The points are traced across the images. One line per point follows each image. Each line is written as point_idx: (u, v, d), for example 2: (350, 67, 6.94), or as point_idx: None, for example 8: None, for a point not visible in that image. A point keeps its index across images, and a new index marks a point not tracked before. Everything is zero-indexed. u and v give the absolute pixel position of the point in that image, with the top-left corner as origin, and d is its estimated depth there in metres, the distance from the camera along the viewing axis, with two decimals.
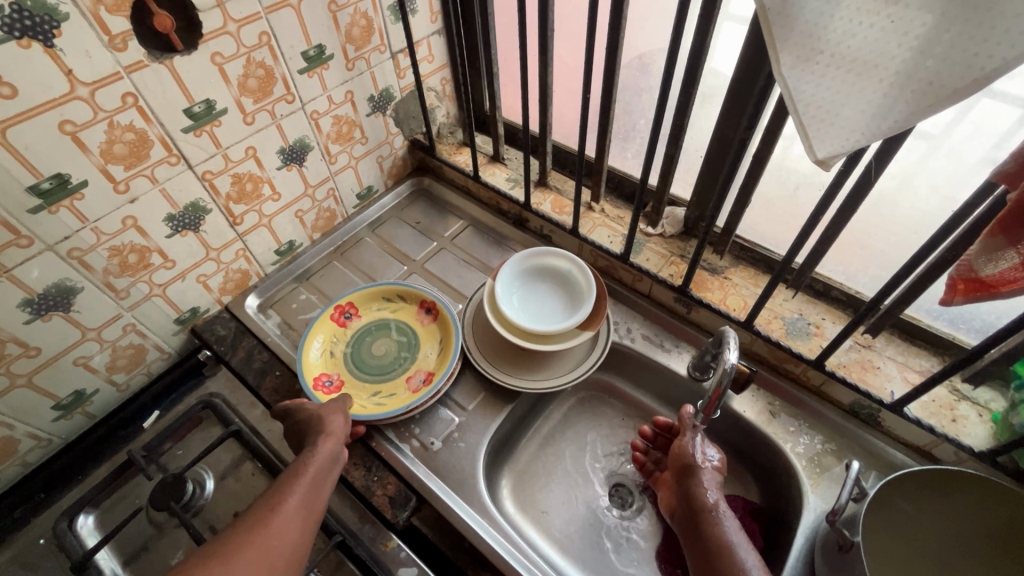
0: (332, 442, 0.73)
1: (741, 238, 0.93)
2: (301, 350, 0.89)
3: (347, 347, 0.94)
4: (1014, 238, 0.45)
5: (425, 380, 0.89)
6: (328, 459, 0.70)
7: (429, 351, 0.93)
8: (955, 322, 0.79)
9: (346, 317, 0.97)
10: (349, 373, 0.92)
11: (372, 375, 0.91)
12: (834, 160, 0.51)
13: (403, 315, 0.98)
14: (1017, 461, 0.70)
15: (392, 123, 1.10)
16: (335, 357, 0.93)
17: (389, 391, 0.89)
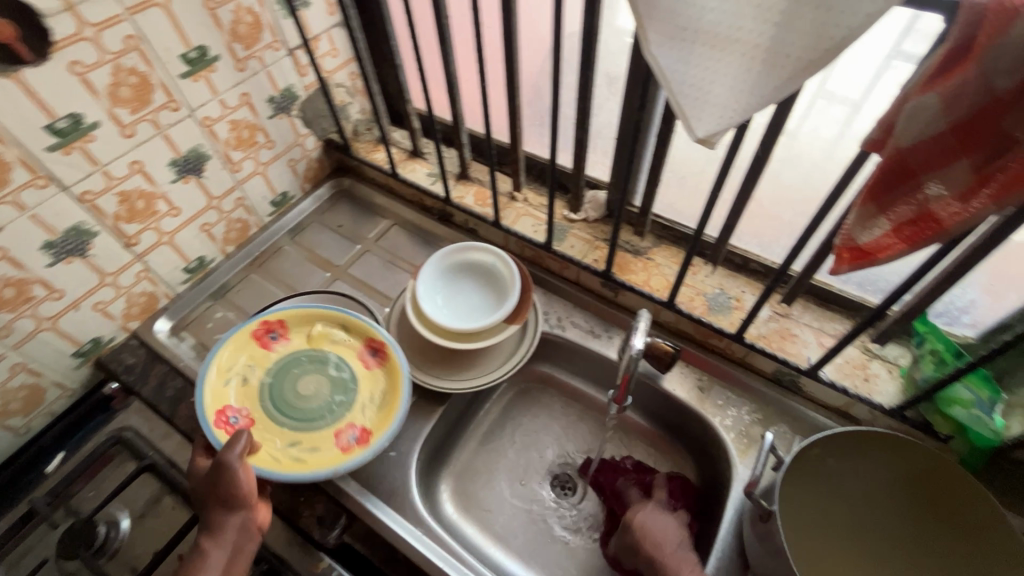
0: (234, 507, 0.64)
1: (661, 217, 0.93)
2: (205, 373, 0.80)
3: (267, 379, 0.83)
4: (885, 205, 0.46)
5: (358, 439, 0.79)
6: (234, 530, 0.64)
7: (365, 397, 0.83)
8: (864, 284, 0.81)
9: (272, 339, 0.87)
10: (269, 413, 0.81)
11: (300, 424, 0.80)
12: (716, 138, 0.50)
13: (345, 350, 0.87)
14: (923, 414, 0.73)
15: (300, 123, 1.04)
16: (251, 385, 0.82)
17: (308, 445, 0.78)
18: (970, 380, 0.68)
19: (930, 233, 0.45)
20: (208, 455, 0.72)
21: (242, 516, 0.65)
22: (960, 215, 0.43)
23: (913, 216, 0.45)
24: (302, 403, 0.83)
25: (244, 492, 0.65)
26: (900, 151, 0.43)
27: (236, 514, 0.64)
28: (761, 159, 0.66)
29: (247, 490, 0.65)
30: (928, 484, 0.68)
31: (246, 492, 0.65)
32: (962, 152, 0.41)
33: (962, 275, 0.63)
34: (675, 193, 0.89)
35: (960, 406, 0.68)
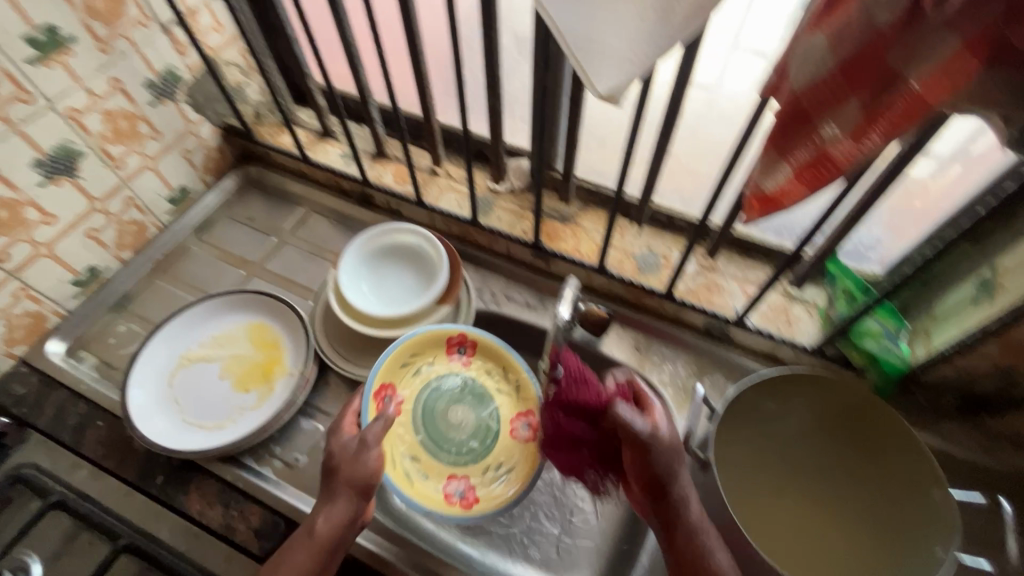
0: (350, 493, 0.63)
1: (584, 181, 0.91)
2: (390, 350, 0.80)
3: (428, 385, 0.83)
4: (785, 151, 0.46)
5: (463, 497, 0.76)
6: (337, 527, 0.61)
7: (490, 460, 0.79)
8: (781, 231, 0.83)
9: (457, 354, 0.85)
10: (413, 412, 0.81)
11: (433, 443, 0.80)
12: (620, 94, 0.48)
13: (503, 399, 0.83)
14: (841, 349, 0.77)
15: (189, 109, 0.95)
16: (412, 378, 0.83)
17: (427, 468, 0.78)
18: (878, 313, 0.74)
19: (828, 174, 0.45)
20: (354, 421, 0.72)
21: (352, 510, 0.63)
22: (854, 154, 0.43)
23: (811, 159, 0.45)
24: (450, 431, 0.81)
25: (363, 480, 0.64)
26: (795, 95, 0.42)
27: (347, 508, 0.62)
28: (672, 114, 0.65)
29: (371, 480, 0.64)
30: (846, 414, 0.72)
31: (365, 480, 0.64)
32: (852, 91, 0.41)
33: (864, 214, 0.66)
34: (595, 155, 0.87)
35: (871, 338, 0.74)
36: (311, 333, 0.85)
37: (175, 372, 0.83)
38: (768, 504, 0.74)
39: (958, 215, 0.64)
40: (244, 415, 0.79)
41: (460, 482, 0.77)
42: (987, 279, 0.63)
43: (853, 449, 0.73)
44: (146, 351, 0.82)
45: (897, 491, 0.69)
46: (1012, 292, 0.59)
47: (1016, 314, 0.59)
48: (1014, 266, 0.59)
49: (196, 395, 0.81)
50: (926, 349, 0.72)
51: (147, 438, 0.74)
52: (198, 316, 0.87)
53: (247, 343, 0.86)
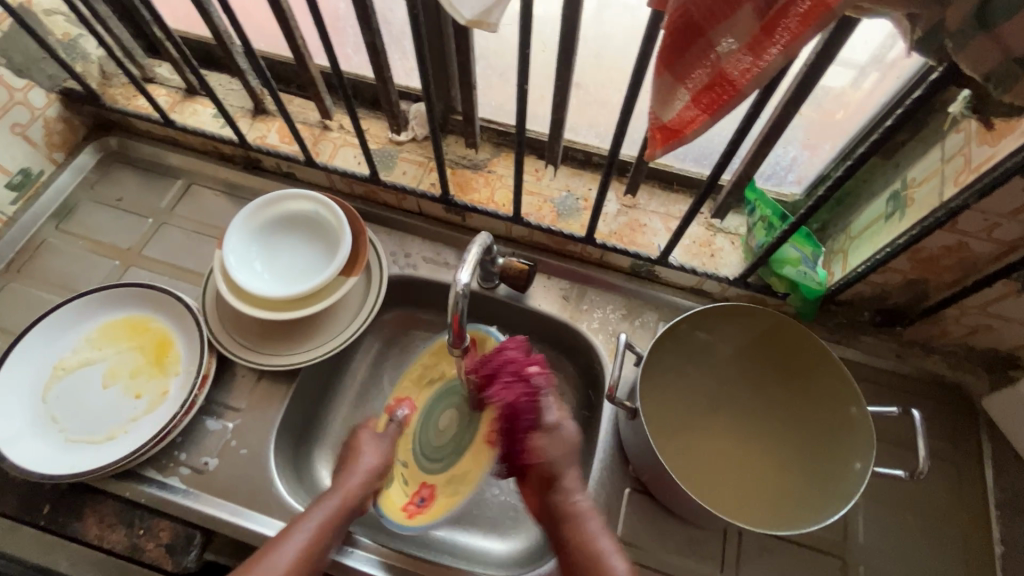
0: (368, 473, 0.65)
1: (491, 123, 0.83)
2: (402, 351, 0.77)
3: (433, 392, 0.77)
4: (681, 74, 0.40)
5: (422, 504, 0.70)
6: (356, 495, 0.63)
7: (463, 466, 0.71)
8: (700, 159, 0.80)
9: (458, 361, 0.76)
10: (418, 423, 0.76)
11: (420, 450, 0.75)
12: (490, 16, 0.41)
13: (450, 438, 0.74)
14: (764, 277, 0.75)
15: (7, 74, 0.78)
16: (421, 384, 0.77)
17: (408, 476, 0.73)
18: (796, 239, 0.72)
19: (727, 98, 0.40)
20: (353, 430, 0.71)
21: (368, 482, 0.65)
22: (751, 72, 0.38)
23: (708, 81, 0.39)
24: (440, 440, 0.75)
25: (375, 466, 0.66)
26: (682, 4, 0.36)
27: (363, 479, 0.65)
28: (568, 38, 0.58)
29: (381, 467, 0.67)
30: (767, 341, 0.72)
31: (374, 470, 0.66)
32: None
33: (777, 133, 0.62)
34: (500, 91, 0.79)
35: (790, 265, 0.72)
36: (204, 324, 0.76)
37: (49, 386, 0.72)
38: (693, 442, 0.74)
39: (868, 129, 0.63)
40: (138, 424, 0.71)
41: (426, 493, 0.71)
42: (898, 192, 0.62)
43: (776, 375, 0.74)
44: (6, 369, 0.71)
45: (817, 411, 0.70)
46: (920, 204, 0.58)
47: (927, 229, 0.57)
48: (921, 178, 0.59)
49: (77, 409, 0.72)
50: (843, 269, 0.71)
51: (20, 467, 0.65)
52: (65, 321, 0.75)
53: (132, 342, 0.76)
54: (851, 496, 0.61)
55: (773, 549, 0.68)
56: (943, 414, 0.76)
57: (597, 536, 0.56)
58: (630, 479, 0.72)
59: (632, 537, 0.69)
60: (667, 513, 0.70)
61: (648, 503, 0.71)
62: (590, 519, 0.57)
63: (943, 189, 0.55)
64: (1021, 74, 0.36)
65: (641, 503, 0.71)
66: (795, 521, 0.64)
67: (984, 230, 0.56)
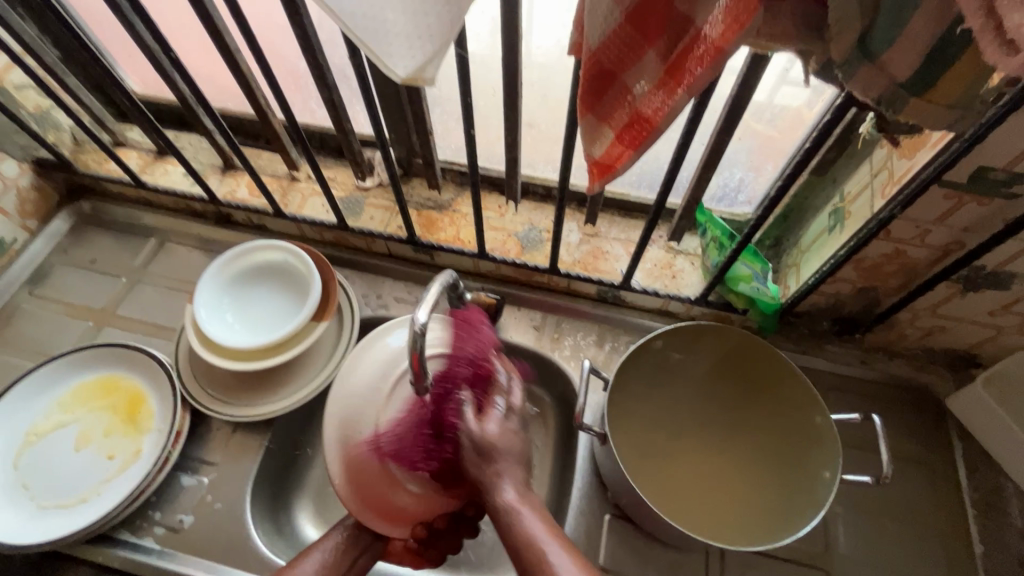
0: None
1: (453, 164, 0.87)
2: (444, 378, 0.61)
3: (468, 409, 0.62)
4: (602, 115, 0.43)
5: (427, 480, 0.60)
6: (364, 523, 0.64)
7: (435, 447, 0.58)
8: (653, 185, 0.83)
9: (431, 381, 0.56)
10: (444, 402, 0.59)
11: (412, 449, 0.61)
12: (425, 72, 0.44)
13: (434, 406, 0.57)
14: (724, 294, 0.78)
15: None
16: None
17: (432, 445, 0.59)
18: (746, 257, 0.75)
19: (646, 134, 0.42)
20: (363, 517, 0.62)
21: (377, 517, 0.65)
22: (663, 110, 0.41)
23: (628, 120, 0.42)
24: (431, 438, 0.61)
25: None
26: (593, 54, 0.39)
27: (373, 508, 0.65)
28: (511, 84, 0.62)
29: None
30: (730, 357, 0.73)
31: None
32: (644, 43, 0.38)
33: (716, 159, 0.65)
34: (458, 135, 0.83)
35: (744, 282, 0.74)
36: (177, 379, 0.76)
37: (21, 453, 0.72)
38: (668, 462, 0.74)
39: (803, 149, 0.66)
40: (111, 485, 0.70)
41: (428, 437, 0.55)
42: (837, 206, 0.65)
43: (743, 389, 0.74)
44: None
45: (786, 422, 0.71)
46: (856, 218, 0.61)
47: (863, 240, 0.60)
48: (856, 192, 0.62)
49: (47, 474, 0.71)
50: (797, 282, 0.73)
51: None
52: (35, 386, 0.75)
53: (105, 402, 0.76)
54: (821, 506, 0.62)
55: (756, 566, 0.68)
56: (911, 417, 0.77)
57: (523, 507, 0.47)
58: (609, 504, 0.72)
59: (615, 565, 0.69)
60: (646, 537, 0.70)
61: (628, 528, 0.71)
62: (524, 509, 0.46)
63: (874, 202, 0.58)
64: (907, 95, 0.39)
65: (622, 529, 0.71)
66: (781, 534, 0.64)
67: (917, 237, 0.59)
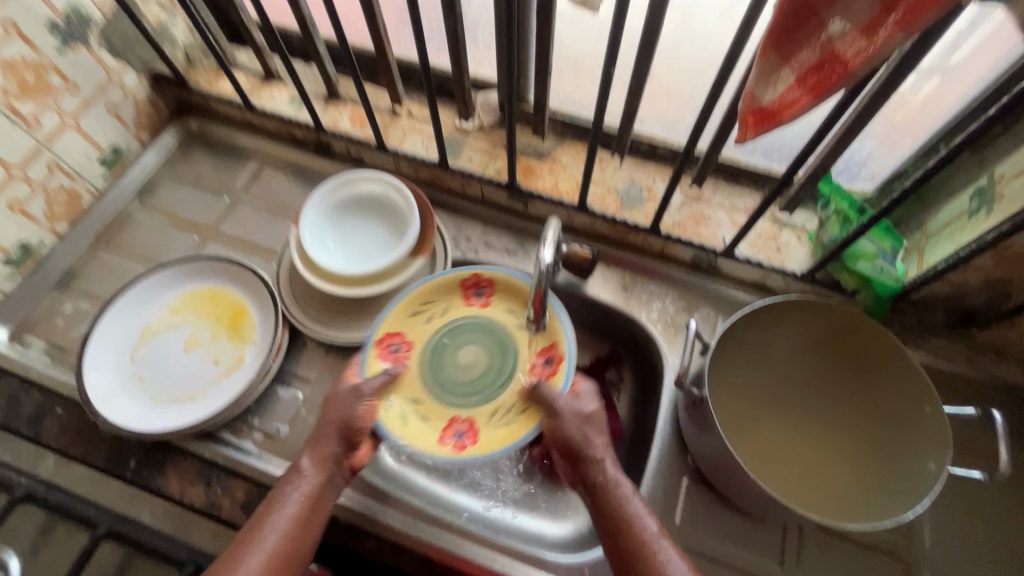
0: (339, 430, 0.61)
1: (559, 112, 0.85)
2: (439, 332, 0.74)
3: (438, 332, 0.74)
4: (785, 55, 0.41)
5: (462, 437, 0.67)
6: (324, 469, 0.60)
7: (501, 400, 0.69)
8: (769, 153, 0.79)
9: (474, 297, 0.75)
10: (418, 356, 0.72)
11: (439, 387, 0.71)
12: None
13: (526, 336, 0.72)
14: (832, 273, 0.75)
15: (106, 55, 0.83)
16: (425, 325, 0.74)
17: (426, 413, 0.69)
18: (873, 233, 0.71)
19: (836, 78, 0.40)
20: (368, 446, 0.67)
21: (340, 450, 0.61)
22: (864, 53, 0.38)
23: (816, 61, 0.40)
24: (466, 375, 0.72)
25: (355, 423, 0.62)
26: None
27: (335, 447, 0.61)
28: (654, 25, 0.59)
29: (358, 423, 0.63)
30: (832, 335, 0.71)
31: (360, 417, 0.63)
32: None
33: (860, 125, 0.61)
34: (570, 82, 0.81)
35: (866, 260, 0.71)
36: (279, 298, 0.79)
37: (137, 347, 0.77)
38: (755, 438, 0.73)
39: (955, 123, 0.62)
40: (216, 386, 0.74)
41: (525, 373, 0.69)
42: (983, 187, 0.61)
43: (839, 367, 0.72)
44: (98, 329, 0.75)
45: (887, 403, 0.68)
46: (1010, 200, 0.57)
47: (1018, 225, 0.55)
48: (1011, 174, 0.58)
49: (161, 371, 0.76)
50: (919, 267, 0.70)
51: (112, 421, 0.69)
52: (150, 289, 0.80)
53: (209, 311, 0.80)
54: (925, 497, 0.60)
55: (834, 548, 0.68)
56: None
57: (631, 506, 0.56)
58: (688, 469, 0.72)
59: (689, 526, 0.69)
60: (724, 504, 0.70)
61: (706, 493, 0.71)
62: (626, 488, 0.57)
63: None
64: None
65: (699, 493, 0.71)
66: (885, 516, 0.62)
67: None
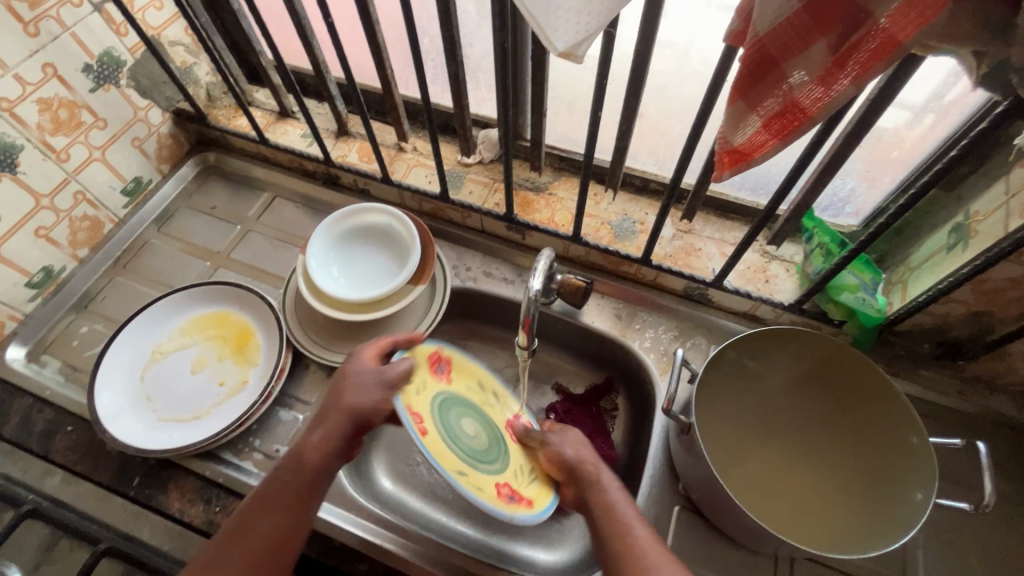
0: (342, 423, 0.61)
1: (556, 148, 0.89)
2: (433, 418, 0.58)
3: (435, 403, 0.59)
4: (753, 102, 0.44)
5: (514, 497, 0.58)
6: (317, 454, 0.60)
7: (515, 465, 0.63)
8: (756, 189, 0.82)
9: (443, 371, 0.64)
10: (437, 432, 0.56)
11: (467, 461, 0.57)
12: (579, 50, 0.46)
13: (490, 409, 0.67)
14: (819, 304, 0.77)
15: (134, 94, 0.89)
16: (423, 394, 0.58)
17: (474, 482, 0.55)
18: (854, 266, 0.73)
19: (798, 124, 0.44)
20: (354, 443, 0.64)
21: (340, 441, 0.61)
22: (822, 101, 0.42)
23: (780, 108, 0.44)
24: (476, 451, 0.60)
25: (365, 409, 0.60)
26: (759, 40, 0.40)
27: (337, 434, 0.61)
28: (639, 70, 0.63)
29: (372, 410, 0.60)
30: (819, 365, 0.72)
31: (365, 411, 0.60)
32: (818, 33, 0.39)
33: (837, 164, 0.64)
34: (566, 121, 0.86)
35: (849, 291, 0.73)
36: (284, 322, 0.82)
37: (147, 367, 0.80)
38: (747, 468, 0.74)
39: (929, 164, 0.65)
40: (221, 407, 0.77)
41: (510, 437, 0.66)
42: (960, 223, 0.63)
43: (828, 397, 0.73)
44: (111, 349, 0.79)
45: (874, 434, 0.69)
46: (984, 236, 0.59)
47: (992, 260, 0.58)
48: (985, 211, 0.60)
49: (168, 391, 0.79)
50: (902, 299, 0.72)
51: (120, 439, 0.72)
52: (163, 312, 0.84)
53: (216, 334, 0.83)
54: (912, 528, 0.60)
55: None
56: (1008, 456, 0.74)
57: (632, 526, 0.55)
58: (680, 497, 0.73)
59: (681, 555, 0.69)
60: (716, 533, 0.70)
61: (698, 522, 0.71)
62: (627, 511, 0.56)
63: (1008, 222, 0.56)
64: None
65: (691, 522, 0.71)
66: (873, 548, 0.63)
67: None
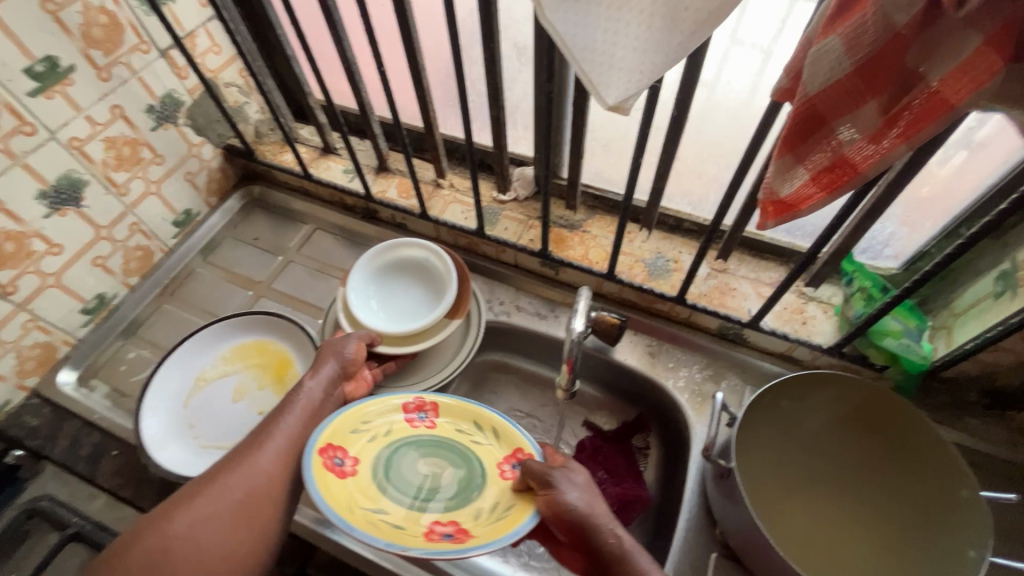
0: (335, 362, 0.69)
1: (591, 187, 0.91)
2: (381, 457, 0.63)
3: (385, 452, 0.64)
4: (801, 156, 0.46)
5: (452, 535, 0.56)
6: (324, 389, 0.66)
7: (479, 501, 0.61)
8: (792, 230, 0.83)
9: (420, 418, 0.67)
10: (377, 462, 0.63)
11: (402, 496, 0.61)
12: (628, 103, 0.48)
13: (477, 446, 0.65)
14: (860, 348, 0.76)
15: (189, 132, 0.94)
16: (367, 443, 0.63)
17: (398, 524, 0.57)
18: (898, 312, 0.73)
19: (847, 179, 0.44)
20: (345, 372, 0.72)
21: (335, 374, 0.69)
22: (872, 158, 0.43)
23: (829, 163, 0.45)
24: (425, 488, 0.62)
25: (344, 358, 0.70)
26: (809, 98, 0.42)
27: (331, 370, 0.68)
28: (679, 119, 0.65)
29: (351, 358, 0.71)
30: (862, 412, 0.71)
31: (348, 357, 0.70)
32: (868, 94, 0.40)
33: (879, 210, 0.65)
34: (601, 161, 0.87)
35: (892, 337, 0.73)
36: None
37: (191, 394, 0.82)
38: (786, 516, 0.72)
39: (972, 211, 0.65)
40: None
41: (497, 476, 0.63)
42: (1007, 271, 0.62)
43: (873, 445, 0.71)
44: (159, 375, 0.81)
45: (922, 485, 0.67)
46: None
47: None
48: None
49: (210, 418, 0.81)
50: (948, 345, 0.70)
51: (163, 465, 0.73)
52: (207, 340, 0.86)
53: (258, 363, 0.86)
54: None
55: None
56: None
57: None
58: (716, 543, 0.71)
59: None
60: None
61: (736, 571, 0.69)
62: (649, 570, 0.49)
63: None
64: None
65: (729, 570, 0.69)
66: None
67: None
